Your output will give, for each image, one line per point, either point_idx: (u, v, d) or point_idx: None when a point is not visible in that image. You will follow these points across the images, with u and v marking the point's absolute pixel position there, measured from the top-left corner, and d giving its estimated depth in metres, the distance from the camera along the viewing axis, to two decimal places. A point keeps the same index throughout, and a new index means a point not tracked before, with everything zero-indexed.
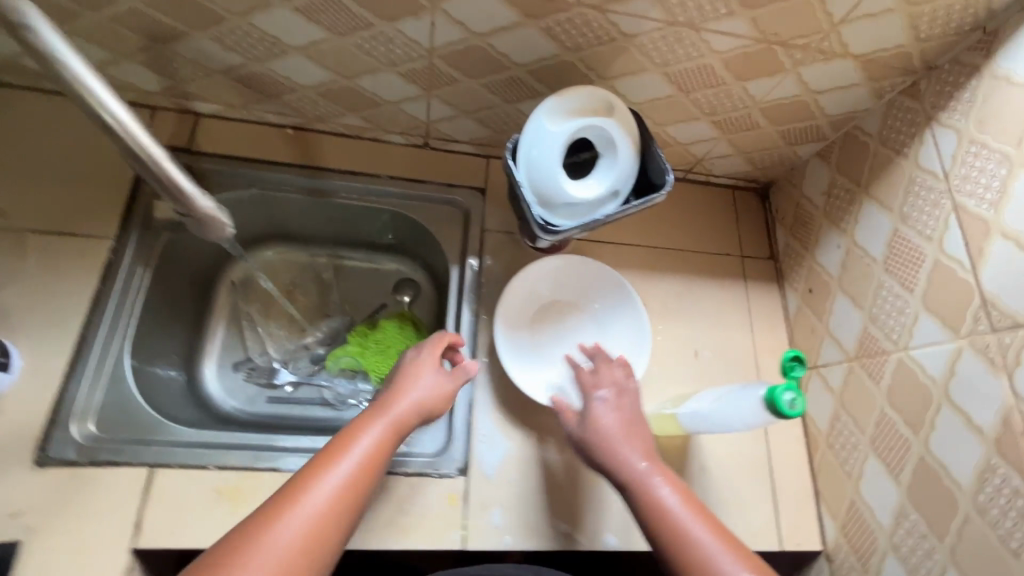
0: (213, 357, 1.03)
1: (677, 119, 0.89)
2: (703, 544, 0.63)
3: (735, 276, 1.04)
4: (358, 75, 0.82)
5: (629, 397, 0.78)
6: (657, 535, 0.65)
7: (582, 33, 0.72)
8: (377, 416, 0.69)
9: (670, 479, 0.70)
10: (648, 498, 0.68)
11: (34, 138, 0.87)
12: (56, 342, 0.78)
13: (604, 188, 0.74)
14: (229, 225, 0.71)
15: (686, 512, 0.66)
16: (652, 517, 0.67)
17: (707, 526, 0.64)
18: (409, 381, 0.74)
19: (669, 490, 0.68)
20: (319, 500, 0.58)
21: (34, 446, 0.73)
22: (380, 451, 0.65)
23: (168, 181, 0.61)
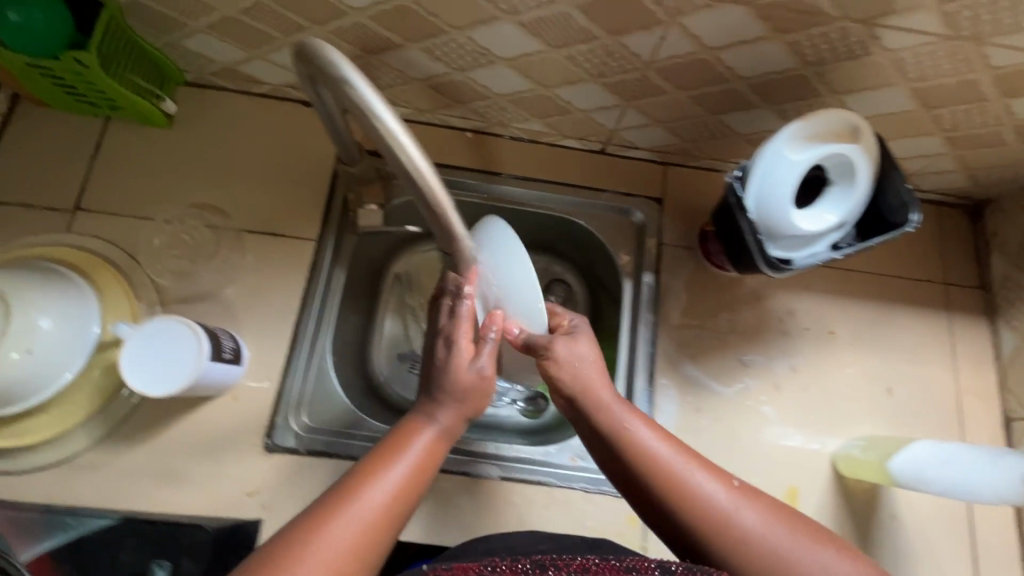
0: (381, 349, 1.02)
1: (906, 134, 0.79)
2: (714, 498, 0.57)
3: (937, 306, 0.93)
4: (559, 85, 0.79)
5: (584, 348, 0.69)
6: (652, 492, 0.59)
7: (832, 47, 0.64)
8: (417, 438, 0.60)
9: (644, 418, 0.64)
10: (633, 451, 0.61)
11: (244, 140, 0.92)
12: (274, 338, 0.85)
13: (834, 220, 0.68)
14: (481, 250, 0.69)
15: (675, 457, 0.60)
16: (630, 470, 0.61)
17: (709, 475, 0.59)
18: (450, 386, 0.63)
19: (649, 434, 0.62)
20: (342, 540, 0.51)
21: (261, 434, 0.81)
22: (421, 471, 0.58)
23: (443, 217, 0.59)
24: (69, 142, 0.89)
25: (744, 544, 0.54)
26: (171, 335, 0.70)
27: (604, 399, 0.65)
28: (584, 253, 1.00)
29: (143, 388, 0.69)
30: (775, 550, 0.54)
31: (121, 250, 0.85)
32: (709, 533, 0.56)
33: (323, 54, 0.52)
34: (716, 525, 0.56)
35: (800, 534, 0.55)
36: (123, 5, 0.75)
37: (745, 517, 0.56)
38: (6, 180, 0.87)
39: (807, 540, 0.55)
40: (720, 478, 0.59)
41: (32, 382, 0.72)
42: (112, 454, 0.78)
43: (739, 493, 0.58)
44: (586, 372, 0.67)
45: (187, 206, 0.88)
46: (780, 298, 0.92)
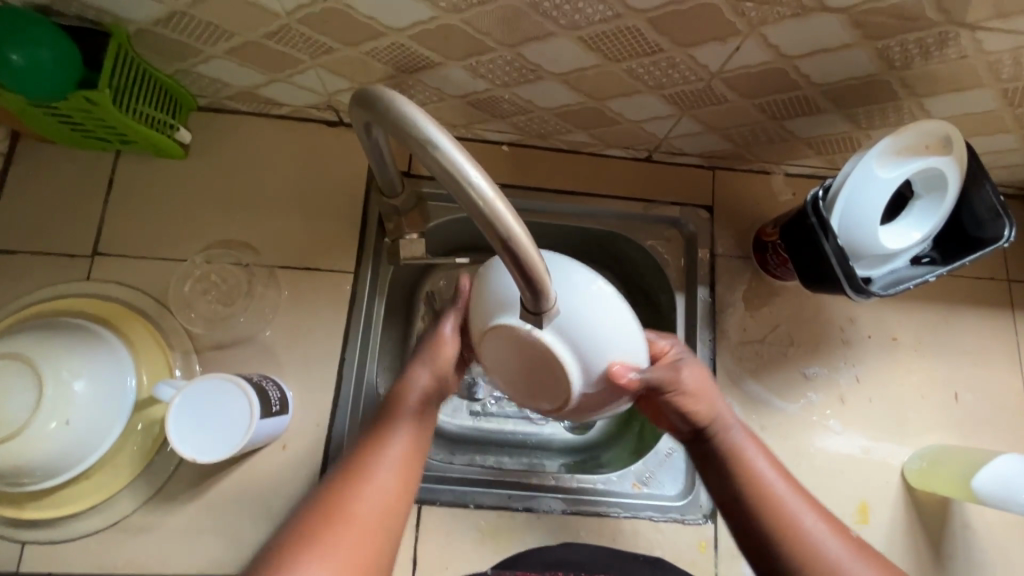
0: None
1: (982, 133, 0.74)
2: (822, 543, 0.59)
3: (1000, 305, 0.90)
4: (612, 97, 0.73)
5: (694, 369, 0.63)
6: (762, 524, 0.61)
7: (924, 51, 0.59)
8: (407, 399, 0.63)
9: (762, 447, 0.65)
10: (746, 479, 0.62)
11: (267, 167, 0.86)
12: (318, 380, 0.80)
13: (921, 237, 0.64)
14: (553, 307, 0.49)
15: (790, 496, 0.61)
16: (741, 498, 0.62)
17: (818, 509, 0.61)
18: (430, 354, 0.64)
19: (768, 468, 0.63)
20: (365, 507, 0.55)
21: (313, 483, 0.77)
22: (417, 446, 0.61)
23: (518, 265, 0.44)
24: (80, 180, 0.83)
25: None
26: (221, 395, 0.66)
27: (728, 423, 0.65)
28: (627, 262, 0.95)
29: (195, 454, 0.64)
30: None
31: (148, 296, 0.80)
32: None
33: (393, 106, 0.45)
34: (823, 567, 0.58)
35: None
36: (134, 34, 0.68)
37: (852, 572, 0.57)
38: (15, 226, 0.80)
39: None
40: (832, 527, 0.60)
41: (73, 451, 0.67)
42: (161, 516, 0.74)
43: (846, 546, 0.59)
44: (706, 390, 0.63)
45: (214, 243, 0.83)
46: (841, 305, 0.88)
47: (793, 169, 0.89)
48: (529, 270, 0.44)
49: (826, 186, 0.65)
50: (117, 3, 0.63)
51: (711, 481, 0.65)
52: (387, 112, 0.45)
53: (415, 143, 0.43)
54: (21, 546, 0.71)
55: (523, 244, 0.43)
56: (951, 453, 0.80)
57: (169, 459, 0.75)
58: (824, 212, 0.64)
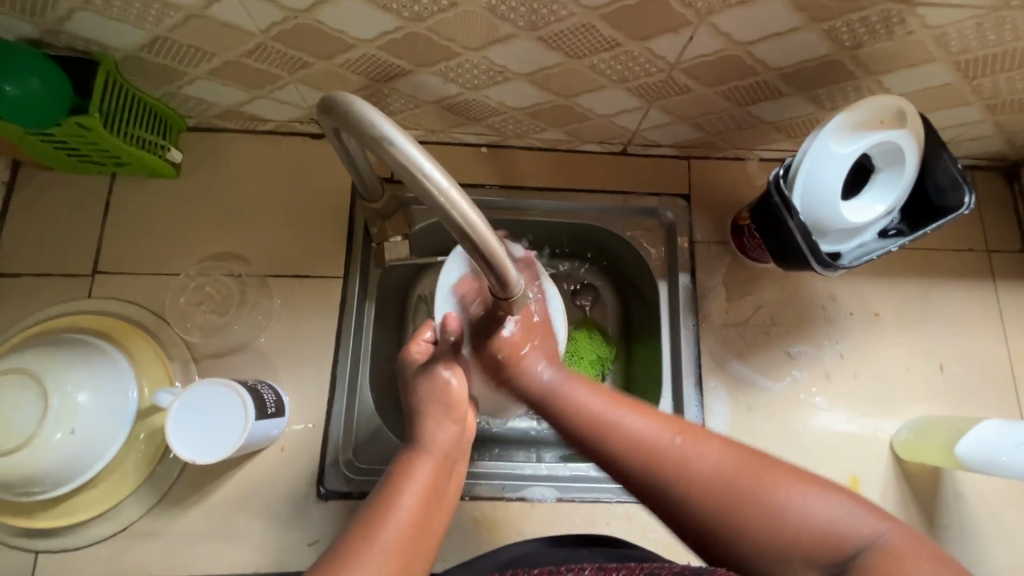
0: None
1: (944, 106, 0.76)
2: (662, 440, 0.55)
3: (980, 276, 0.91)
4: (579, 93, 0.76)
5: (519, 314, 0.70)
6: (613, 452, 0.57)
7: (871, 30, 0.61)
8: (422, 459, 0.60)
9: (547, 357, 0.68)
10: (571, 414, 0.61)
11: (255, 181, 0.89)
12: (313, 383, 0.83)
13: (884, 209, 0.66)
14: (520, 291, 0.52)
15: (597, 404, 0.61)
16: (583, 440, 0.60)
17: (637, 413, 0.59)
18: (437, 403, 0.63)
19: (590, 397, 0.62)
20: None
21: (312, 482, 0.79)
22: (419, 520, 0.54)
23: (481, 251, 0.47)
24: (78, 203, 0.86)
25: (699, 481, 0.52)
26: (217, 399, 0.68)
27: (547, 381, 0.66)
28: (612, 254, 0.97)
29: (193, 456, 0.66)
30: (736, 484, 0.51)
31: (146, 310, 0.83)
32: (669, 477, 0.53)
33: (352, 109, 0.48)
34: (668, 469, 0.54)
35: (769, 465, 0.52)
36: (121, 60, 0.72)
37: (697, 462, 0.53)
38: (20, 251, 0.84)
39: (774, 473, 0.51)
40: (651, 416, 0.58)
41: (79, 459, 0.70)
42: (166, 521, 0.76)
43: (689, 437, 0.55)
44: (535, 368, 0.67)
45: (208, 255, 0.86)
46: (821, 284, 0.90)
47: (766, 153, 0.91)
48: (488, 256, 0.46)
49: (787, 165, 0.67)
50: (104, 32, 0.67)
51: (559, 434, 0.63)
52: (348, 114, 0.48)
53: (375, 143, 0.46)
54: (35, 555, 0.74)
55: (481, 230, 0.45)
56: (935, 423, 0.80)
57: (173, 465, 0.78)
58: (786, 190, 0.66)
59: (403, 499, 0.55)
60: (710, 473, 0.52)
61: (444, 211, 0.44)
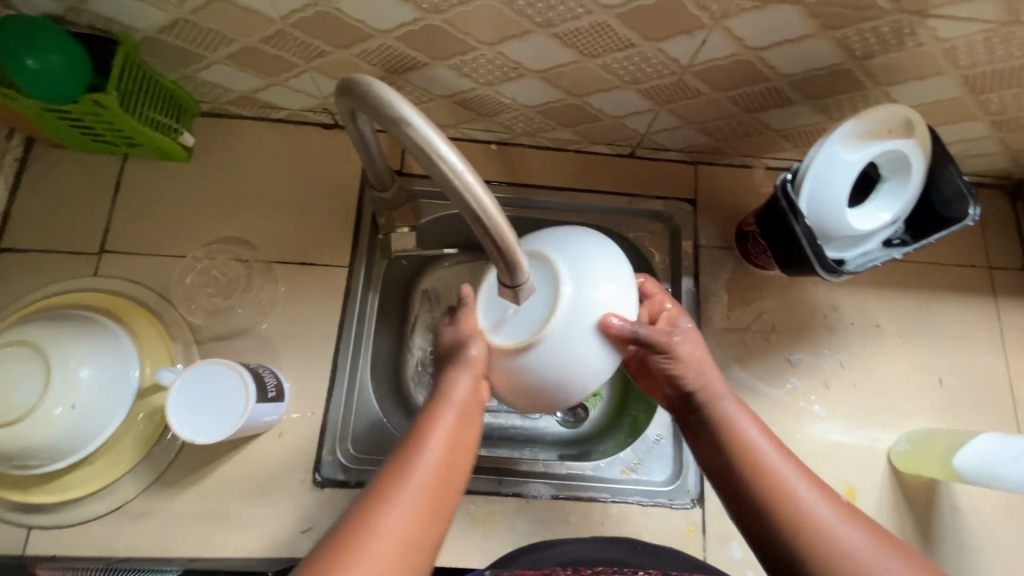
0: (416, 368, 0.92)
1: (951, 120, 0.77)
2: (816, 512, 0.55)
3: (981, 291, 0.91)
4: (591, 93, 0.77)
5: (690, 340, 0.66)
6: (757, 498, 0.58)
7: (882, 40, 0.62)
8: (440, 406, 0.58)
9: (751, 416, 0.64)
10: (734, 446, 0.62)
11: (265, 167, 0.90)
12: (314, 370, 0.83)
13: (890, 217, 0.66)
14: (527, 283, 0.53)
15: (772, 456, 0.60)
16: (732, 468, 0.61)
17: (805, 478, 0.58)
18: (454, 356, 0.60)
19: (759, 438, 0.62)
20: (399, 529, 0.50)
21: (308, 469, 0.79)
22: (447, 470, 0.55)
23: (491, 239, 0.47)
24: (89, 182, 0.87)
25: (842, 564, 0.52)
26: (221, 380, 0.69)
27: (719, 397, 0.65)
28: None
29: (192, 436, 0.66)
30: None
31: (151, 291, 0.83)
32: (810, 545, 0.54)
33: (371, 89, 0.48)
34: (815, 536, 0.54)
35: (915, 568, 0.51)
36: (140, 41, 0.73)
37: (845, 538, 0.53)
38: (28, 227, 0.85)
39: (913, 572, 0.51)
40: (815, 485, 0.58)
41: (76, 435, 0.70)
42: (161, 502, 0.76)
43: (840, 513, 0.55)
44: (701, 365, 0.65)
45: (216, 239, 0.86)
46: (824, 293, 0.90)
47: (772, 162, 0.92)
48: (499, 242, 0.47)
49: (794, 171, 0.68)
50: (126, 12, 0.68)
51: (705, 451, 0.64)
52: (366, 95, 0.49)
53: (392, 125, 0.47)
54: (27, 531, 0.74)
55: (493, 215, 0.46)
56: (933, 436, 0.81)
57: (170, 446, 0.77)
58: (792, 195, 0.67)
59: (430, 445, 0.55)
60: (866, 562, 0.52)
61: (458, 193, 0.45)
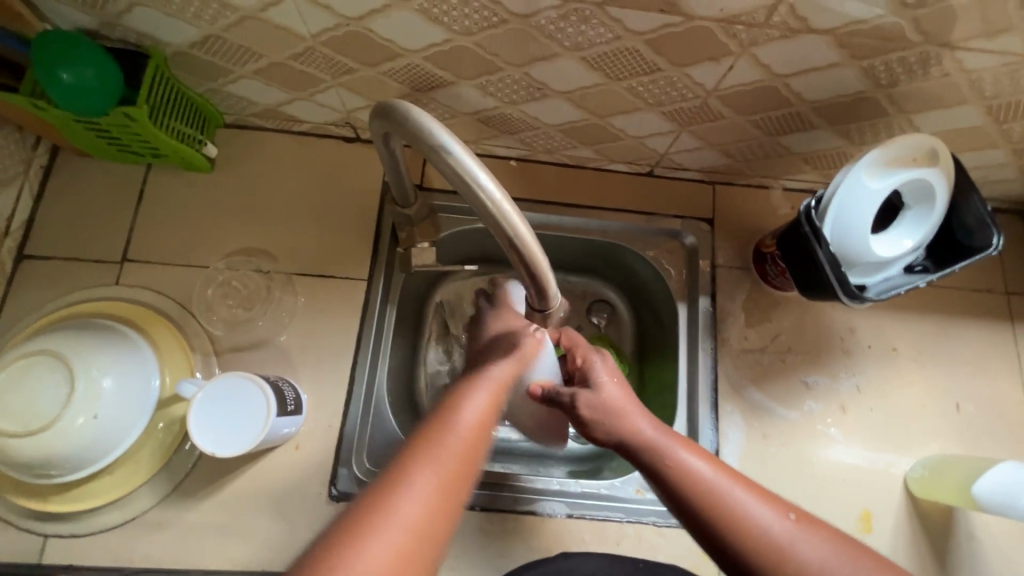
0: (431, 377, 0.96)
1: (973, 147, 0.77)
2: (775, 534, 0.55)
3: (998, 316, 0.91)
4: (613, 114, 0.77)
5: (611, 385, 0.68)
6: (713, 531, 0.57)
7: (908, 70, 0.63)
8: (479, 381, 0.59)
9: (689, 444, 0.62)
10: (678, 478, 0.59)
11: (286, 179, 0.91)
12: (332, 383, 0.83)
13: (912, 245, 0.67)
14: (557, 307, 0.53)
15: (721, 480, 0.58)
16: (680, 504, 0.59)
17: (762, 500, 0.57)
18: (508, 343, 0.64)
19: (702, 467, 0.60)
20: (444, 470, 0.49)
21: (325, 482, 0.79)
22: (490, 416, 0.55)
23: (525, 266, 0.47)
24: (113, 192, 0.88)
25: None
26: (241, 393, 0.69)
27: (645, 432, 0.63)
28: (631, 275, 0.97)
29: (213, 449, 0.66)
30: None
31: (172, 300, 0.84)
32: (774, 567, 0.54)
33: (410, 116, 0.49)
34: (778, 558, 0.54)
35: (864, 567, 0.54)
36: (171, 55, 0.74)
37: (805, 555, 0.54)
38: (53, 235, 0.86)
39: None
40: (767, 498, 0.58)
41: (96, 445, 0.70)
42: (178, 512, 0.76)
43: (798, 527, 0.56)
44: (614, 408, 0.65)
45: (236, 250, 0.87)
46: (840, 316, 0.90)
47: (791, 183, 0.92)
48: (533, 268, 0.47)
49: (818, 197, 0.68)
50: (159, 27, 0.69)
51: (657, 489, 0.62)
52: (405, 120, 0.49)
53: (429, 149, 0.47)
54: (44, 539, 0.74)
55: (528, 242, 0.46)
56: (951, 461, 0.80)
57: (187, 456, 0.77)
58: (817, 222, 0.66)
59: (473, 401, 0.56)
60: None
61: (496, 221, 0.45)
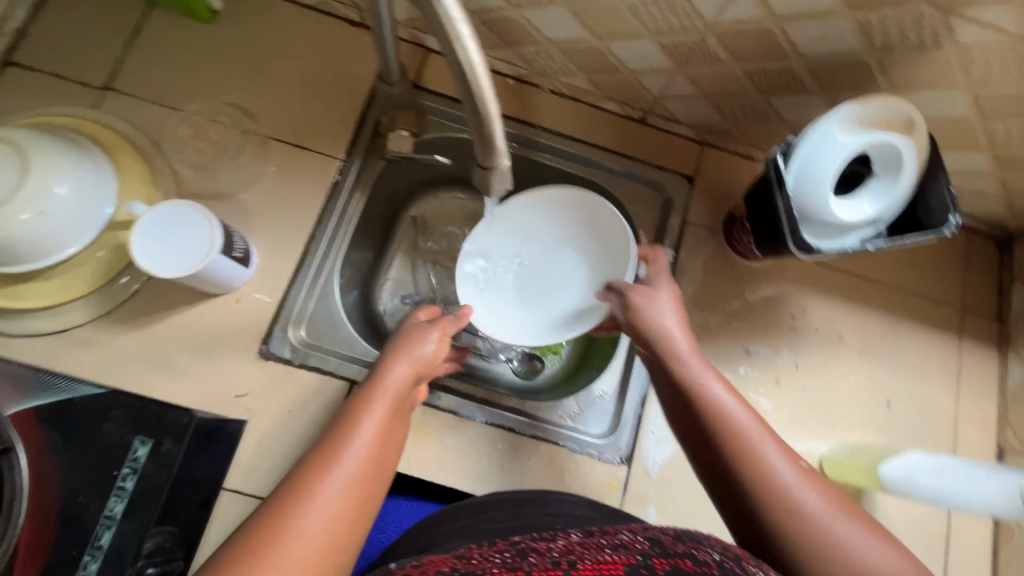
0: (390, 282, 0.97)
1: (956, 145, 0.77)
2: (785, 478, 0.56)
3: (950, 329, 0.92)
4: (613, 37, 0.77)
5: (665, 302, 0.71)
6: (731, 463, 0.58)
7: (901, 34, 0.63)
8: (373, 402, 0.60)
9: (720, 378, 0.64)
10: (707, 410, 0.62)
11: (283, 46, 0.90)
12: (286, 248, 0.83)
13: (871, 213, 0.67)
14: (501, 154, 0.52)
15: (748, 420, 0.60)
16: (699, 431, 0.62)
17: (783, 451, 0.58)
18: (408, 350, 0.66)
19: (725, 396, 0.62)
20: (329, 508, 0.50)
21: (257, 339, 0.79)
22: (377, 448, 0.56)
23: (468, 89, 0.47)
24: (108, 20, 0.87)
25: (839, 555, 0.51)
26: (187, 221, 0.69)
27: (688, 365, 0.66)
28: None
29: (150, 266, 0.67)
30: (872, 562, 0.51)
31: (146, 136, 0.84)
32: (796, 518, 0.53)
33: None
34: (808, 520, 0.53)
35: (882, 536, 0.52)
36: None
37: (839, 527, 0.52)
38: (40, 48, 0.85)
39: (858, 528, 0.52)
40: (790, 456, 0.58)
41: (37, 246, 0.71)
42: (105, 335, 0.77)
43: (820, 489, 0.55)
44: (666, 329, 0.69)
45: (218, 103, 0.87)
46: (796, 296, 0.91)
47: None
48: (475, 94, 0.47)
49: (789, 146, 0.68)
50: None
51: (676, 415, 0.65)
52: None
53: None
54: None
55: (474, 64, 0.46)
56: (870, 448, 0.81)
57: (127, 285, 0.78)
58: (783, 168, 0.67)
59: (358, 435, 0.56)
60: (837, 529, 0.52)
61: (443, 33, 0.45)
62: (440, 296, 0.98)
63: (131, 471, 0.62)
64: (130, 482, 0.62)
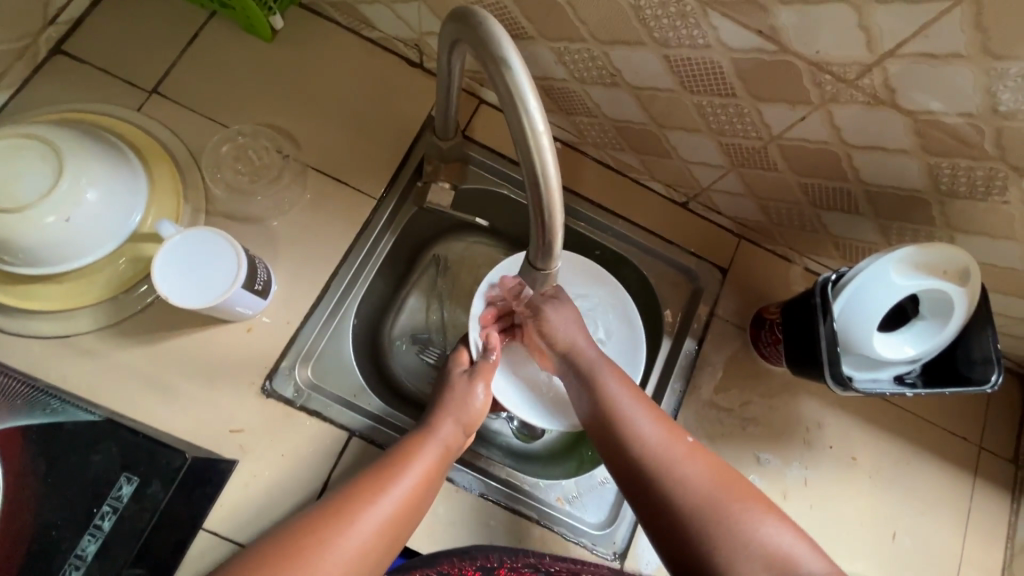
0: (401, 322, 0.94)
1: (1003, 291, 0.76)
2: (681, 466, 0.66)
3: (964, 466, 0.90)
4: (673, 128, 0.76)
5: (563, 311, 0.73)
6: (635, 449, 0.68)
7: (969, 184, 0.62)
8: (422, 447, 0.68)
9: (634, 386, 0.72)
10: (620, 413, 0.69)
11: (337, 75, 0.89)
12: (306, 282, 0.81)
13: (910, 355, 0.66)
14: (556, 261, 0.51)
15: (652, 422, 0.69)
16: (614, 438, 0.69)
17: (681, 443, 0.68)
18: (456, 403, 0.73)
19: (637, 402, 0.70)
20: (363, 538, 0.60)
21: (261, 373, 0.76)
22: (415, 495, 0.65)
23: (537, 198, 0.46)
24: (167, 23, 0.86)
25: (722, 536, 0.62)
26: (214, 250, 0.68)
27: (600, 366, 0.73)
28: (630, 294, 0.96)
29: (168, 292, 0.66)
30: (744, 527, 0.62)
31: (184, 147, 0.82)
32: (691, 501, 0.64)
33: (474, 15, 0.48)
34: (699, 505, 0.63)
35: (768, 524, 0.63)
36: None
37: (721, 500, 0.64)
38: (95, 41, 0.84)
39: (746, 512, 0.63)
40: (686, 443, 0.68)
41: (54, 250, 0.68)
42: (107, 347, 0.74)
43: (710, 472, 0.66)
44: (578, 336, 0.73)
45: (263, 124, 0.85)
46: (814, 408, 0.89)
47: (814, 265, 0.91)
48: (544, 206, 0.46)
49: (840, 273, 0.67)
50: None
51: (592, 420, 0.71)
52: (468, 16, 0.48)
53: (485, 51, 0.46)
54: None
55: (549, 177, 0.45)
56: None
57: (139, 298, 0.75)
58: (829, 295, 0.66)
59: (401, 481, 0.65)
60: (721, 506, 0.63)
61: (524, 143, 0.44)
62: (451, 346, 0.95)
63: (110, 511, 0.60)
64: (107, 522, 0.60)
